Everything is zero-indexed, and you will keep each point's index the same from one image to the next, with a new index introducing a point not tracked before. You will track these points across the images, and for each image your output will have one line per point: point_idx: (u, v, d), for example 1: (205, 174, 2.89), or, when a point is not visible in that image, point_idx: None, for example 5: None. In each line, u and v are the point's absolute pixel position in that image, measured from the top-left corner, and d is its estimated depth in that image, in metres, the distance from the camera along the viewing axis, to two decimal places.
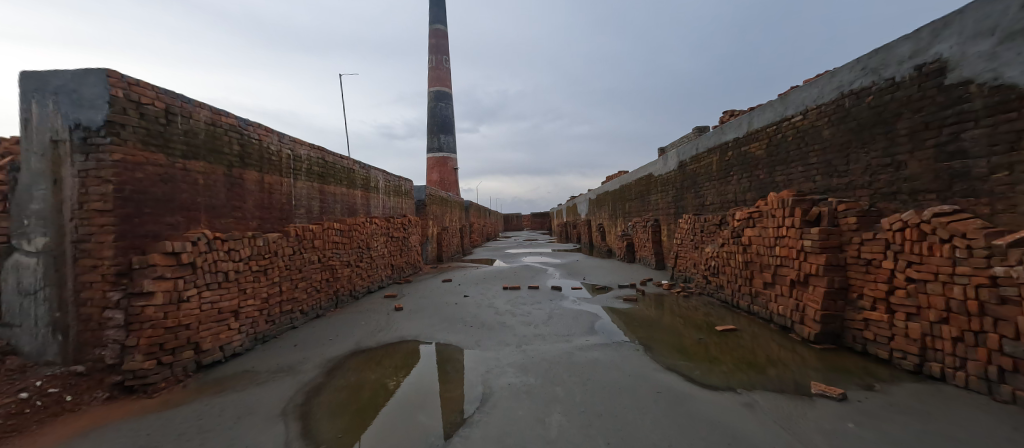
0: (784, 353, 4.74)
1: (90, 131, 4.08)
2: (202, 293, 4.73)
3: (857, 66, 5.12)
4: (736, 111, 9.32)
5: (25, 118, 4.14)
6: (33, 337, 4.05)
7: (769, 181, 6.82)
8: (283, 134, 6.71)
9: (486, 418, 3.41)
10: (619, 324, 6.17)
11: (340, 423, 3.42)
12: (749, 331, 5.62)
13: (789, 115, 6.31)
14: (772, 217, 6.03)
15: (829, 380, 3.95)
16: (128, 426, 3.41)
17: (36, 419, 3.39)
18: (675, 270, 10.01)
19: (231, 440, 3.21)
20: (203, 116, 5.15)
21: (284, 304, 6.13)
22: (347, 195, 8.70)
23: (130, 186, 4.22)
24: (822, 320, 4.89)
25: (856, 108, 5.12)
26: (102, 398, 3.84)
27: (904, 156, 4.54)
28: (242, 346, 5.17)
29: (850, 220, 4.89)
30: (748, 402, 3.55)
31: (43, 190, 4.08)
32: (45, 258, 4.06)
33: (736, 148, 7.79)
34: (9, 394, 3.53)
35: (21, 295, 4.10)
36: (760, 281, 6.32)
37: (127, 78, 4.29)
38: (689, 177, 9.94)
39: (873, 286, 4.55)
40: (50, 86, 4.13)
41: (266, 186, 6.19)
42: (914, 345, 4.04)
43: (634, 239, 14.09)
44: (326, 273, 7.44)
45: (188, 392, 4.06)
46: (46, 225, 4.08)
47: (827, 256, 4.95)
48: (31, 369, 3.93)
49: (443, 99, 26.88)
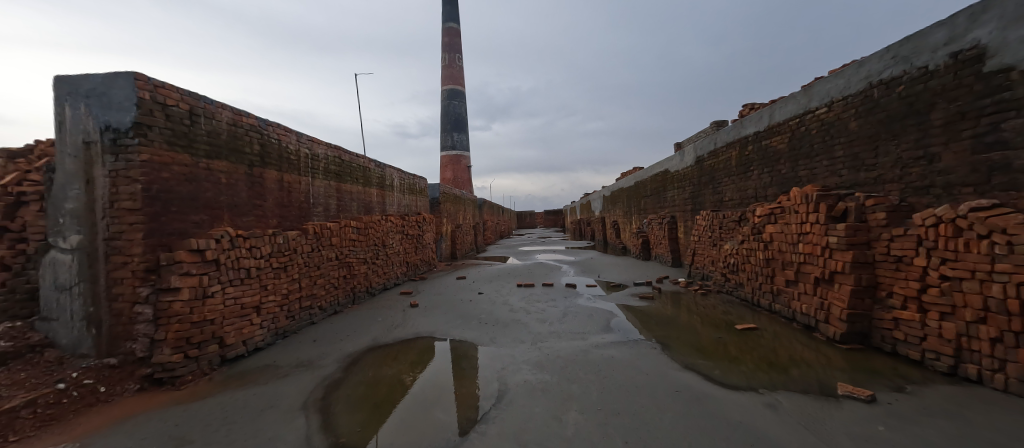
0: (807, 353, 4.62)
1: (120, 132, 4.23)
2: (226, 288, 4.85)
3: (886, 55, 4.91)
4: (756, 104, 9.06)
5: (59, 120, 4.31)
6: (69, 330, 4.23)
7: (791, 176, 6.61)
8: (301, 133, 6.83)
9: (502, 415, 3.41)
10: (635, 322, 6.08)
11: (359, 417, 3.46)
12: (771, 331, 5.48)
13: (813, 107, 6.09)
14: (794, 212, 5.85)
15: (856, 381, 3.83)
16: (157, 417, 3.53)
17: (73, 409, 3.54)
18: (692, 268, 9.81)
19: (254, 431, 3.29)
20: (226, 117, 5.28)
21: (303, 300, 6.26)
22: (363, 193, 8.82)
23: (157, 185, 4.34)
24: (848, 319, 4.73)
25: (886, 99, 4.92)
26: (134, 389, 3.99)
27: (938, 148, 4.35)
28: (264, 341, 5.30)
29: (879, 216, 4.69)
30: (770, 402, 3.47)
31: (77, 190, 4.25)
32: (79, 255, 4.23)
33: (757, 142, 7.58)
34: (48, 384, 3.69)
35: (56, 290, 4.29)
36: (782, 279, 6.15)
37: (153, 80, 4.42)
38: (707, 173, 9.71)
39: (904, 284, 4.37)
40: (82, 89, 4.28)
41: (285, 184, 6.33)
42: (948, 346, 3.87)
43: (649, 236, 13.90)
44: (344, 269, 7.55)
45: (214, 385, 4.17)
46: (79, 224, 4.25)
47: (853, 254, 4.78)
48: (67, 362, 4.10)
49: (457, 98, 26.96)
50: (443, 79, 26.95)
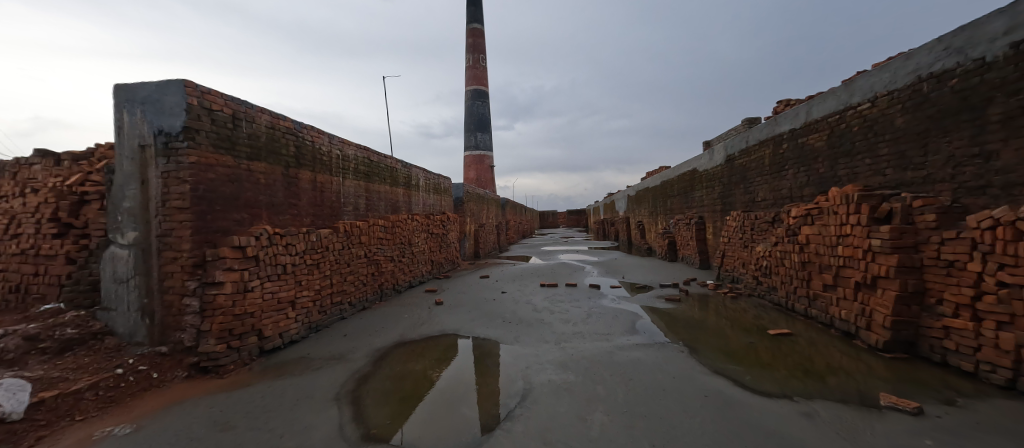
0: (846, 361, 4.40)
1: (171, 136, 4.52)
2: (264, 283, 5.10)
3: (937, 46, 4.61)
4: (792, 100, 8.68)
5: (119, 125, 4.65)
6: (126, 320, 4.57)
7: (830, 175, 6.31)
8: (332, 135, 7.09)
9: (527, 413, 3.44)
10: (661, 325, 5.96)
11: (388, 410, 3.57)
12: (807, 337, 5.26)
13: (854, 103, 5.78)
14: (833, 214, 5.57)
15: (900, 392, 3.63)
16: (203, 403, 3.76)
17: (130, 393, 3.83)
18: (721, 270, 9.52)
19: (291, 420, 3.45)
20: (264, 121, 5.54)
21: (334, 296, 6.49)
22: (390, 193, 9.05)
23: (203, 185, 4.62)
24: (893, 327, 4.48)
25: (936, 93, 4.64)
26: (182, 376, 4.27)
27: (997, 145, 4.09)
28: (298, 334, 5.54)
29: (928, 217, 4.41)
30: (806, 411, 3.34)
31: (133, 190, 4.58)
32: (135, 250, 4.56)
33: (793, 140, 7.27)
34: (109, 369, 4.00)
35: (115, 283, 4.63)
36: (819, 283, 5.87)
37: (200, 87, 4.70)
38: (738, 172, 9.39)
39: (957, 291, 4.10)
40: (137, 96, 4.60)
41: (318, 185, 6.58)
42: (1006, 357, 3.61)
43: (676, 237, 13.57)
44: (372, 267, 7.78)
45: (253, 375, 4.40)
46: (135, 221, 4.58)
47: (899, 257, 4.52)
48: (125, 349, 4.43)
49: (481, 98, 27.15)
50: (467, 80, 27.19)
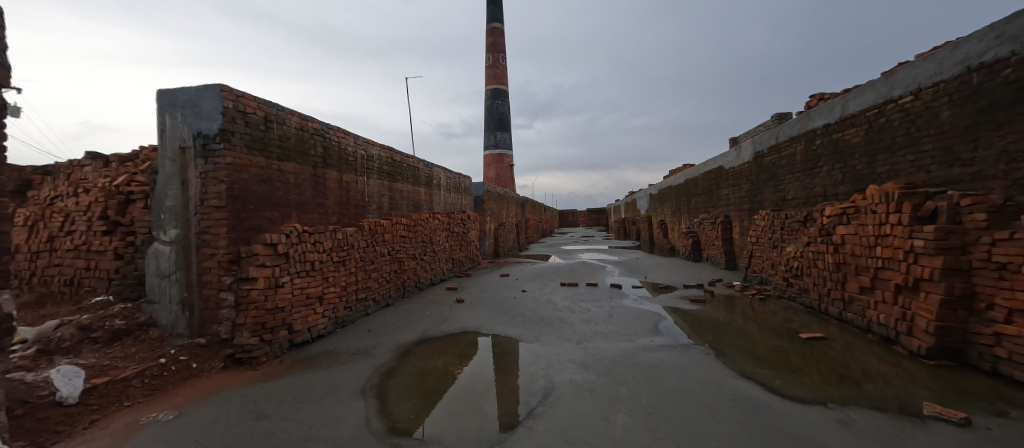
0: (885, 367, 4.19)
1: (208, 138, 4.74)
2: (294, 279, 5.28)
3: (989, 34, 4.33)
4: (826, 94, 8.31)
5: (162, 128, 4.91)
6: (168, 312, 4.83)
7: (867, 172, 6.01)
8: (357, 136, 7.27)
9: (549, 412, 3.45)
10: (685, 326, 5.83)
11: (412, 405, 3.64)
12: (842, 341, 5.03)
13: (895, 96, 5.49)
14: (872, 213, 5.31)
15: (945, 401, 3.43)
16: (239, 393, 3.94)
17: (172, 381, 4.06)
18: (749, 271, 9.22)
19: (320, 411, 3.58)
20: (294, 122, 5.73)
21: (359, 292, 6.66)
22: (412, 192, 9.20)
23: (238, 185, 4.83)
24: (937, 333, 4.24)
25: (988, 84, 4.35)
26: (219, 367, 4.47)
27: None
28: (325, 329, 5.71)
29: (978, 217, 4.14)
30: (841, 418, 3.20)
31: (174, 189, 4.83)
32: (176, 247, 4.81)
33: (827, 135, 6.97)
34: (153, 358, 4.24)
35: (158, 277, 4.90)
36: (855, 285, 5.61)
37: (235, 91, 4.91)
38: (767, 169, 9.07)
39: (1010, 296, 3.84)
40: (178, 100, 4.84)
41: (344, 184, 6.77)
42: None
43: (700, 237, 13.23)
44: (395, 264, 7.94)
45: (284, 367, 4.57)
46: (176, 219, 4.83)
47: (944, 259, 4.26)
48: (167, 339, 4.69)
49: (501, 97, 27.21)
50: (487, 79, 27.29)
